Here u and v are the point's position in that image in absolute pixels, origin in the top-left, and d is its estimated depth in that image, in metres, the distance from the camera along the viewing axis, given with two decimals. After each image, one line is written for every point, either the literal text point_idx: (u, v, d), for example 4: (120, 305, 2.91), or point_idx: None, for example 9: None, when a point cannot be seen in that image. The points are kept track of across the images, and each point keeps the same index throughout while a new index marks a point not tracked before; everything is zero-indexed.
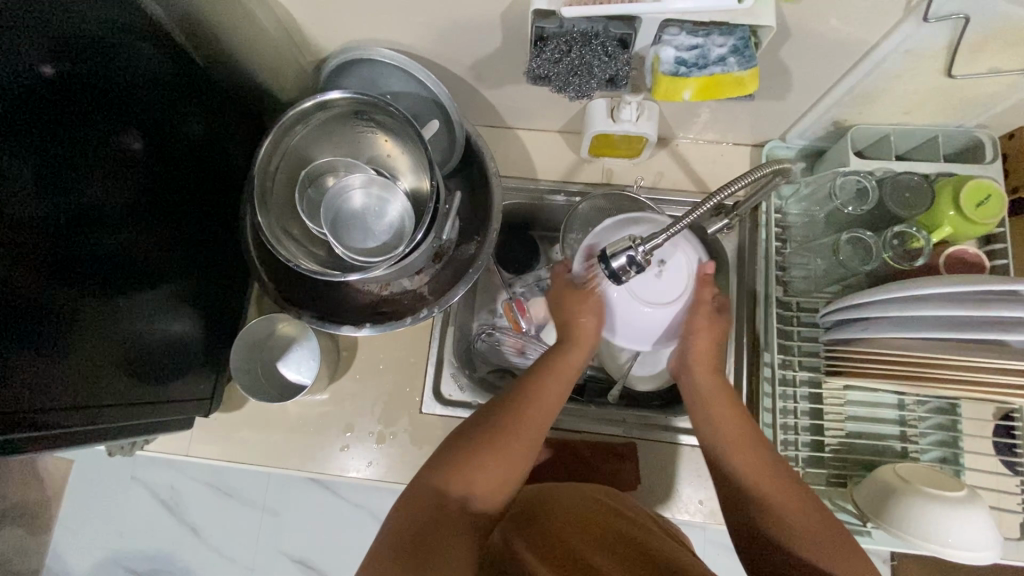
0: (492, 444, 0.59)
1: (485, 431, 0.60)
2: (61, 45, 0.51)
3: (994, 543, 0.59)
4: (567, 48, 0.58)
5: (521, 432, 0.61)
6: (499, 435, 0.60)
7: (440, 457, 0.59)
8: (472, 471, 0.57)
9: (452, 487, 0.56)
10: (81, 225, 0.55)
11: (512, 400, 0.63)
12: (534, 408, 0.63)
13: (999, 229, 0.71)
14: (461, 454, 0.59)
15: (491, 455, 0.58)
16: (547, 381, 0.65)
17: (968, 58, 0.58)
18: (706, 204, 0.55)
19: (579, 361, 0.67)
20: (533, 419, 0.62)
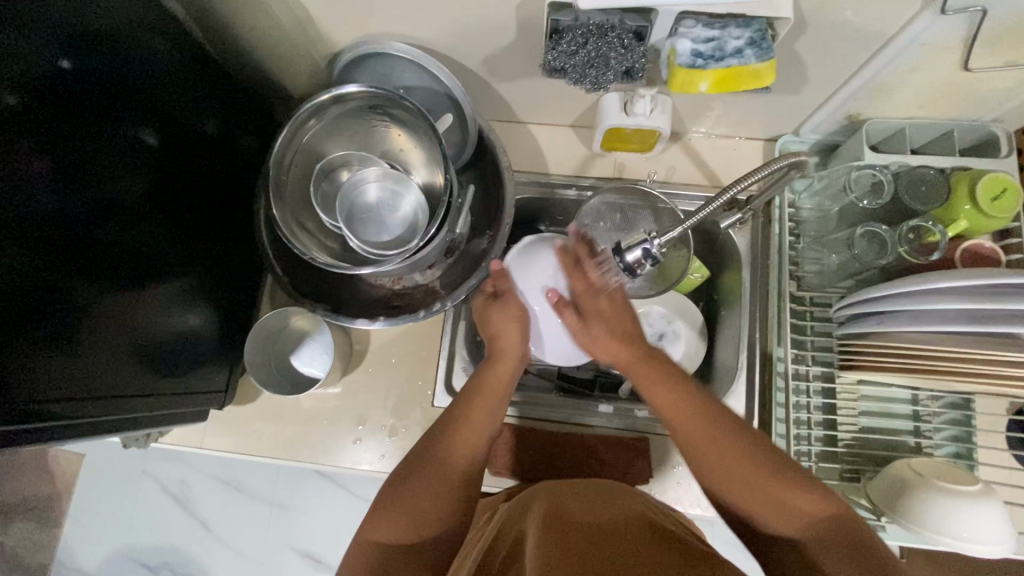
0: (430, 481, 0.59)
1: (421, 468, 0.60)
2: (76, 36, 0.51)
3: (1007, 537, 0.59)
4: (583, 40, 0.58)
5: (454, 458, 0.61)
6: (435, 468, 0.60)
7: (384, 504, 0.58)
8: (416, 507, 0.57)
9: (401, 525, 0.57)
10: (96, 217, 0.56)
11: (442, 431, 0.63)
12: (466, 431, 0.63)
13: (1015, 223, 0.70)
14: (403, 491, 0.59)
15: (427, 493, 0.58)
16: (476, 403, 0.64)
17: (986, 51, 0.57)
18: (720, 199, 0.57)
19: (507, 376, 0.67)
20: (463, 445, 0.62)
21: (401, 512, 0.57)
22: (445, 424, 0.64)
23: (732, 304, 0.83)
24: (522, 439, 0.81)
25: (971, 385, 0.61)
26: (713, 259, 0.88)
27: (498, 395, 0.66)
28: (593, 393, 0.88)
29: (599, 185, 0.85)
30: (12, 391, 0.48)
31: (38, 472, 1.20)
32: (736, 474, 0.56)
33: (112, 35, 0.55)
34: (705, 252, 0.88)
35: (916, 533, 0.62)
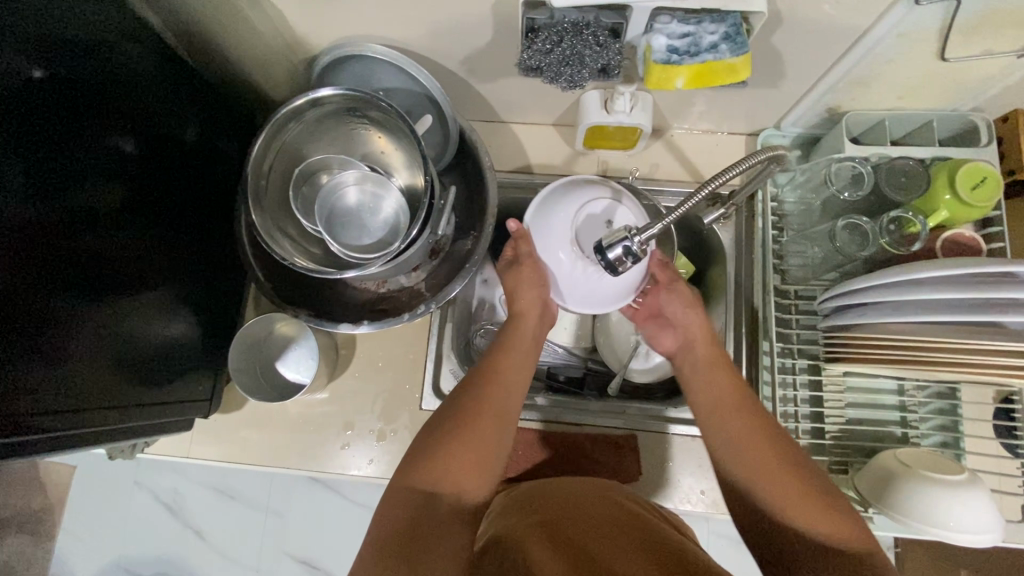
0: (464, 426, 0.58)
1: (455, 414, 0.59)
2: (48, 46, 0.50)
3: (994, 526, 0.59)
4: (558, 39, 0.58)
5: (487, 405, 0.60)
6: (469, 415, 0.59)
7: (415, 460, 0.57)
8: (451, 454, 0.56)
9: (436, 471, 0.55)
10: (72, 228, 0.55)
11: (476, 384, 0.62)
12: (499, 384, 0.62)
13: (995, 212, 0.71)
14: (439, 440, 0.57)
15: (462, 438, 0.57)
16: (505, 359, 0.65)
17: (961, 41, 0.58)
18: (700, 194, 0.55)
19: (531, 334, 0.68)
20: (497, 397, 0.61)
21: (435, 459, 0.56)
22: (478, 375, 0.63)
23: (717, 299, 0.83)
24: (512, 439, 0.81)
25: (955, 374, 0.61)
26: (698, 256, 0.88)
27: (524, 351, 0.67)
28: (582, 392, 0.88)
29: None
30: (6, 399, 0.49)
31: (27, 486, 1.18)
32: (763, 463, 0.56)
33: (86, 43, 0.54)
34: (691, 249, 0.88)
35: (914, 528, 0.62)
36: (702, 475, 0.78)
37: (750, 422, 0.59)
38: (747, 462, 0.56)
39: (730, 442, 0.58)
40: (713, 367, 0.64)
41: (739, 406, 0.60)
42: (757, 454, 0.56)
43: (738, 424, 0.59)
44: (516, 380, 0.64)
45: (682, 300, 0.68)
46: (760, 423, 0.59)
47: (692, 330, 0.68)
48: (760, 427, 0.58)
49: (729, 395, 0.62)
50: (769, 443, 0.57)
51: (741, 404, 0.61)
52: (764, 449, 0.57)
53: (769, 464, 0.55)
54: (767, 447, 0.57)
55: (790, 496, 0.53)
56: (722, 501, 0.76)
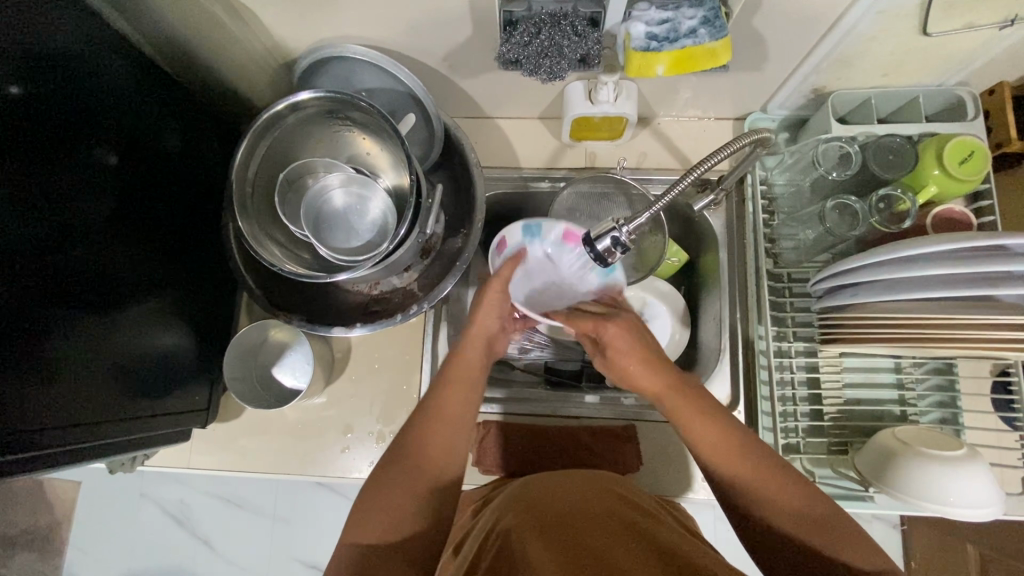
0: (412, 469, 0.57)
1: (400, 458, 0.57)
2: (23, 64, 0.50)
3: (995, 500, 0.59)
4: (535, 30, 0.58)
5: (433, 447, 0.58)
6: (413, 458, 0.57)
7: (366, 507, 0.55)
8: (392, 505, 0.54)
9: (379, 518, 0.53)
10: (57, 244, 0.54)
11: (418, 427, 0.59)
12: (441, 421, 0.60)
13: (985, 185, 0.71)
14: (383, 490, 0.55)
15: (408, 480, 0.56)
16: (450, 392, 0.62)
17: (942, 15, 0.57)
18: (685, 180, 0.56)
19: (475, 359, 0.66)
20: (437, 435, 0.59)
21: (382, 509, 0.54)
22: (422, 410, 0.61)
23: (712, 286, 0.83)
24: (510, 434, 0.81)
25: (952, 350, 0.61)
26: (690, 243, 0.88)
27: (469, 374, 0.64)
28: (581, 384, 0.87)
29: (571, 176, 0.84)
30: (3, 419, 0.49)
31: (34, 503, 1.19)
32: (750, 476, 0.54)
33: (62, 56, 0.53)
34: (683, 236, 0.88)
35: (929, 512, 0.61)
36: None
37: (715, 427, 0.57)
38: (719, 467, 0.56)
39: (713, 461, 0.56)
40: (684, 403, 0.59)
41: (706, 426, 0.57)
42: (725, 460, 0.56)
43: (717, 450, 0.56)
44: (456, 411, 0.61)
45: (613, 343, 0.64)
46: (724, 435, 0.57)
47: (636, 368, 0.62)
48: (731, 438, 0.56)
49: (683, 402, 0.60)
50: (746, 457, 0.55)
51: (711, 420, 0.58)
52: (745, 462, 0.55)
53: (757, 479, 0.54)
54: (731, 450, 0.56)
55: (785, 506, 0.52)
56: None
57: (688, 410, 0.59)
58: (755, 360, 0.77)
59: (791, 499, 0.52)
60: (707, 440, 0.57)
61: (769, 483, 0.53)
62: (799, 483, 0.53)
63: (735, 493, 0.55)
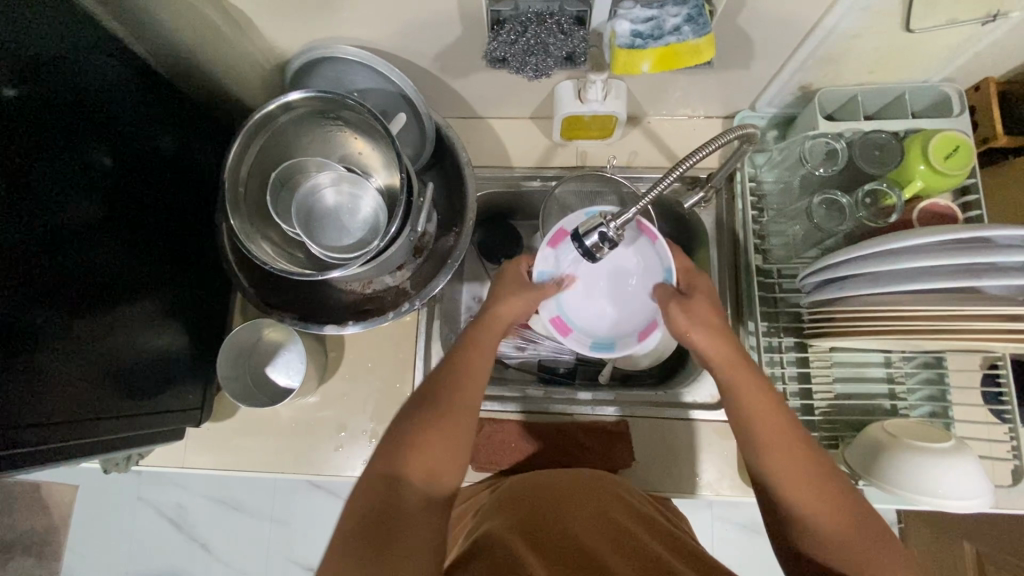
0: (446, 424, 0.56)
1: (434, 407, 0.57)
2: (19, 66, 0.50)
3: (983, 491, 0.60)
4: (522, 29, 0.59)
5: (459, 406, 0.58)
6: (449, 414, 0.56)
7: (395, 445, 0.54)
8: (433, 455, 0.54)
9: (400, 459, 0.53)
10: (52, 243, 0.55)
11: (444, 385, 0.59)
12: (467, 390, 0.59)
13: (972, 180, 0.71)
14: (416, 435, 0.55)
15: (441, 432, 0.55)
16: (472, 363, 0.61)
17: (923, 12, 0.58)
18: (670, 176, 0.56)
19: (493, 341, 0.65)
20: (465, 397, 0.58)
21: (405, 450, 0.54)
22: (450, 371, 0.60)
23: None
24: (502, 431, 0.81)
25: (940, 342, 0.61)
26: (682, 241, 0.88)
27: (487, 353, 0.63)
28: (573, 382, 0.87)
29: (563, 175, 0.85)
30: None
31: (32, 506, 1.19)
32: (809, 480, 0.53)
33: (54, 59, 0.54)
34: (674, 234, 0.89)
35: (919, 504, 0.61)
36: (697, 458, 0.78)
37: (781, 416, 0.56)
38: (778, 473, 0.54)
39: (777, 451, 0.55)
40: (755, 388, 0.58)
41: (776, 417, 0.56)
42: (788, 467, 0.54)
43: (785, 445, 0.55)
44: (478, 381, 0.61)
45: (687, 324, 0.62)
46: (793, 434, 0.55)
47: (709, 349, 0.61)
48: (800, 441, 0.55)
49: (762, 393, 0.57)
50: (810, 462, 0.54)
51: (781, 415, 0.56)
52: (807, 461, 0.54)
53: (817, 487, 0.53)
54: (793, 457, 0.54)
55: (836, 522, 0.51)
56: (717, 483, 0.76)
57: (764, 406, 0.57)
58: (746, 355, 0.78)
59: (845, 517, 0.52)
60: (774, 440, 0.55)
61: (825, 497, 0.52)
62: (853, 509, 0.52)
63: (788, 487, 0.53)
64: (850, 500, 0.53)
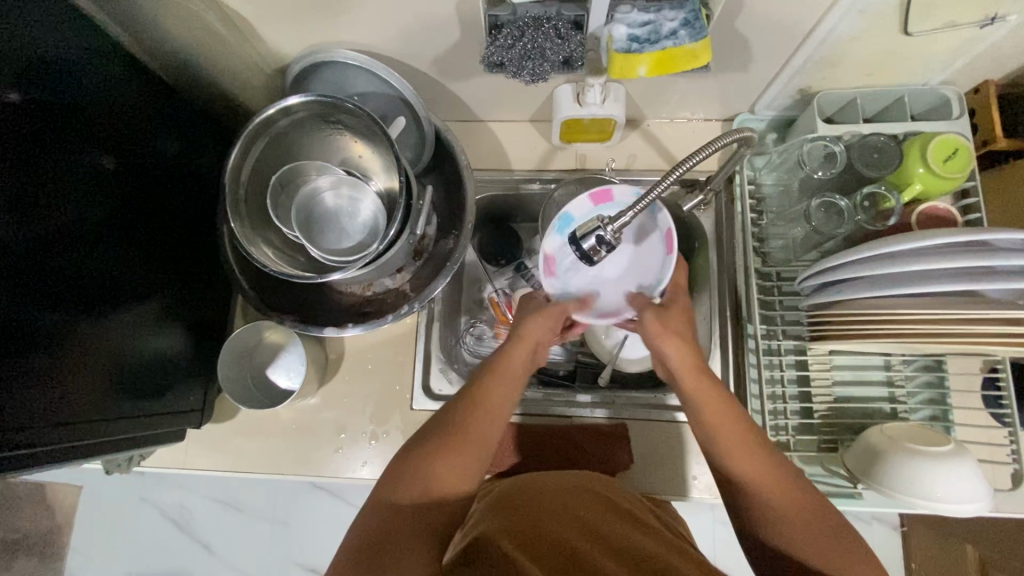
0: (453, 453, 0.57)
1: (441, 436, 0.58)
2: (21, 71, 0.51)
3: (982, 495, 0.60)
4: (519, 33, 0.59)
5: (475, 430, 0.58)
6: (458, 443, 0.57)
7: (399, 472, 0.57)
8: (425, 478, 0.55)
9: (407, 487, 0.55)
10: (55, 246, 0.56)
11: (459, 410, 0.59)
12: (484, 411, 0.59)
13: (971, 183, 0.71)
14: (415, 461, 0.57)
15: (450, 461, 0.56)
16: (495, 384, 0.61)
17: (921, 15, 0.58)
18: (668, 179, 0.56)
19: (524, 358, 0.64)
20: (477, 426, 0.59)
21: (412, 478, 0.55)
22: (467, 395, 0.60)
23: (703, 285, 0.83)
24: (501, 434, 0.81)
25: (939, 345, 0.61)
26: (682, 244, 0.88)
27: (515, 374, 0.62)
28: (573, 384, 0.88)
29: (563, 178, 0.85)
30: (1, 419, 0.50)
31: (36, 506, 1.20)
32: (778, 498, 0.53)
33: (58, 64, 0.54)
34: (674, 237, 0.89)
35: (917, 507, 0.61)
36: (695, 461, 0.78)
37: (742, 431, 0.56)
38: (747, 478, 0.54)
39: (738, 469, 0.55)
40: (714, 403, 0.58)
41: (739, 431, 0.56)
42: (757, 473, 0.54)
43: (749, 462, 0.55)
44: (498, 404, 0.60)
45: (660, 331, 0.61)
46: (759, 451, 0.55)
47: (675, 360, 0.60)
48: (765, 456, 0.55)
49: (720, 408, 0.57)
50: (776, 479, 0.54)
51: (745, 431, 0.56)
52: (773, 477, 0.54)
53: (783, 504, 0.53)
54: (763, 461, 0.54)
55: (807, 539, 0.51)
56: (717, 485, 0.76)
57: (728, 415, 0.57)
58: (745, 358, 0.77)
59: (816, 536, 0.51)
60: (738, 454, 0.55)
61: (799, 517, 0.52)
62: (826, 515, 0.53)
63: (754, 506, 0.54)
64: (821, 511, 0.53)
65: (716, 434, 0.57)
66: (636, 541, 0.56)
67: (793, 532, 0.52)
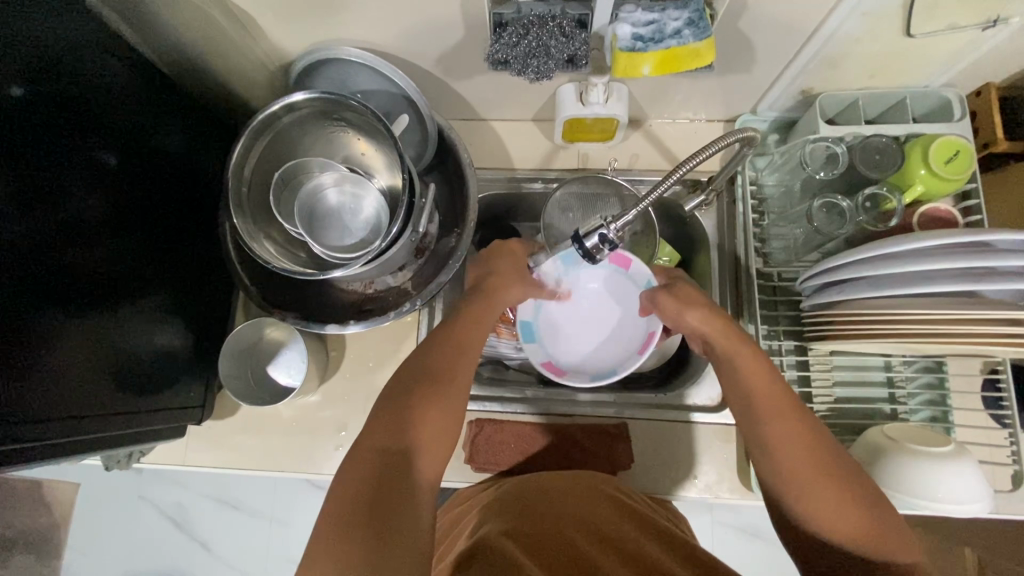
0: (435, 398, 0.56)
1: (426, 383, 0.58)
2: (25, 65, 0.51)
3: (982, 495, 0.60)
4: (524, 31, 0.60)
5: (458, 379, 0.59)
6: (441, 388, 0.57)
7: (388, 420, 0.54)
8: (426, 427, 0.54)
9: (396, 436, 0.52)
10: (57, 241, 0.56)
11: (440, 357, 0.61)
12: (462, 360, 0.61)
13: (972, 185, 0.71)
14: (408, 410, 0.55)
15: (435, 407, 0.56)
16: (470, 335, 0.64)
17: (923, 18, 0.58)
18: (671, 178, 0.56)
19: (490, 314, 0.68)
20: (450, 369, 0.60)
21: (394, 425, 0.53)
22: (440, 345, 0.62)
23: (704, 286, 0.83)
24: (502, 432, 0.81)
25: (939, 346, 0.61)
26: (683, 244, 0.88)
27: (485, 325, 0.66)
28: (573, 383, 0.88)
29: (565, 177, 0.85)
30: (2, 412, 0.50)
31: (33, 504, 1.19)
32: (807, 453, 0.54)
33: (60, 57, 0.54)
34: (675, 237, 0.89)
35: (918, 508, 0.61)
36: (696, 461, 0.78)
37: (772, 384, 0.58)
38: (774, 434, 0.55)
39: (771, 424, 0.56)
40: (748, 360, 0.60)
41: (770, 386, 0.58)
42: (790, 434, 0.55)
43: (780, 417, 0.56)
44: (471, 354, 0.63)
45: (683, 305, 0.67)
46: (791, 407, 0.56)
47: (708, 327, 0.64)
48: (795, 411, 0.56)
49: (756, 367, 0.59)
50: (805, 434, 0.55)
51: (774, 387, 0.58)
52: (801, 432, 0.55)
53: (812, 458, 0.54)
54: (795, 422, 0.56)
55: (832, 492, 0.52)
56: (717, 486, 0.76)
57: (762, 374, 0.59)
58: None
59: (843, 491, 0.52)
60: (769, 408, 0.57)
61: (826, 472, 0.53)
62: (850, 470, 0.53)
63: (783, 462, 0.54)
64: (841, 461, 0.54)
65: (751, 392, 0.58)
66: (638, 543, 0.56)
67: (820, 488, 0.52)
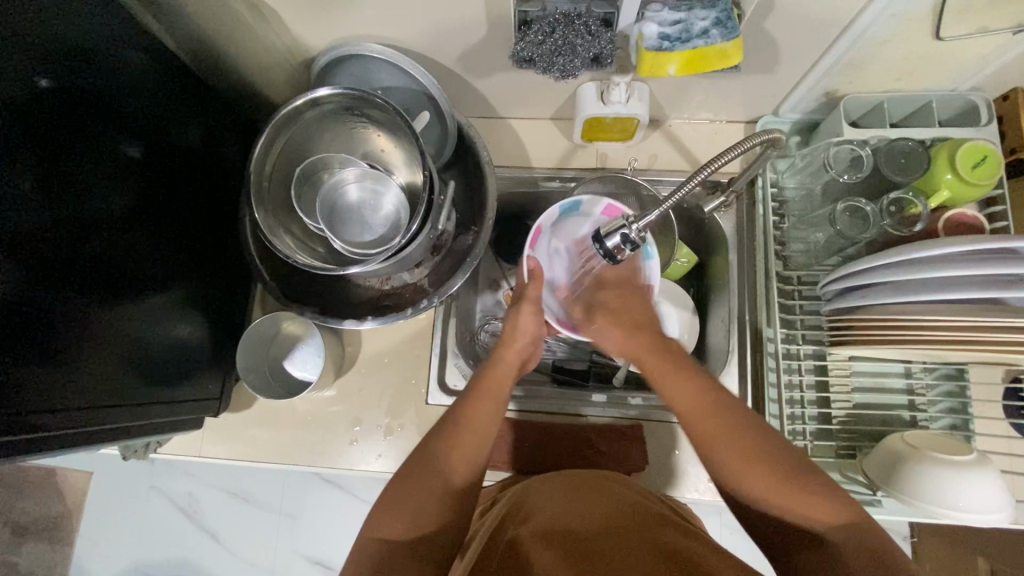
0: (425, 484, 0.55)
1: (428, 464, 0.56)
2: (53, 58, 0.51)
3: (1004, 505, 0.59)
4: (550, 29, 0.59)
5: (464, 448, 0.57)
6: (435, 476, 0.55)
7: (387, 501, 0.55)
8: (418, 503, 0.54)
9: (396, 519, 0.53)
10: (82, 232, 0.56)
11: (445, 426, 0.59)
12: (473, 429, 0.59)
13: (998, 191, 0.71)
14: (404, 491, 0.55)
15: (426, 492, 0.54)
16: (481, 398, 0.61)
17: (953, 20, 0.57)
18: (692, 180, 0.56)
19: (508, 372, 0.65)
20: (462, 449, 0.57)
21: (398, 512, 0.54)
22: (447, 428, 0.59)
23: (722, 288, 0.83)
24: (517, 431, 0.81)
25: (964, 353, 0.60)
26: (701, 245, 0.88)
27: (503, 387, 0.63)
28: (587, 384, 0.86)
29: (583, 176, 0.85)
30: (23, 399, 0.51)
31: (47, 493, 1.21)
32: (741, 457, 0.52)
33: (89, 51, 0.55)
34: (693, 238, 0.88)
35: (938, 516, 0.60)
36: None
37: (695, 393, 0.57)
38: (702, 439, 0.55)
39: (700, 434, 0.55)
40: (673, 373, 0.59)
41: (694, 396, 0.57)
42: (730, 444, 0.53)
43: (708, 426, 0.55)
44: (485, 420, 0.60)
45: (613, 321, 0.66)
46: (717, 412, 0.55)
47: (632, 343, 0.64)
48: (722, 414, 0.55)
49: (681, 377, 0.58)
50: (736, 440, 0.53)
51: (700, 395, 0.57)
52: (730, 438, 0.53)
53: (744, 465, 0.52)
54: (713, 420, 0.55)
55: (776, 491, 0.50)
56: None
57: (689, 389, 0.57)
58: (763, 362, 0.77)
59: (791, 493, 0.50)
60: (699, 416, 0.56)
61: (765, 473, 0.51)
62: (785, 455, 0.52)
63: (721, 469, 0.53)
64: (783, 460, 0.52)
65: (684, 406, 0.57)
66: (656, 541, 0.56)
67: (766, 492, 0.51)
